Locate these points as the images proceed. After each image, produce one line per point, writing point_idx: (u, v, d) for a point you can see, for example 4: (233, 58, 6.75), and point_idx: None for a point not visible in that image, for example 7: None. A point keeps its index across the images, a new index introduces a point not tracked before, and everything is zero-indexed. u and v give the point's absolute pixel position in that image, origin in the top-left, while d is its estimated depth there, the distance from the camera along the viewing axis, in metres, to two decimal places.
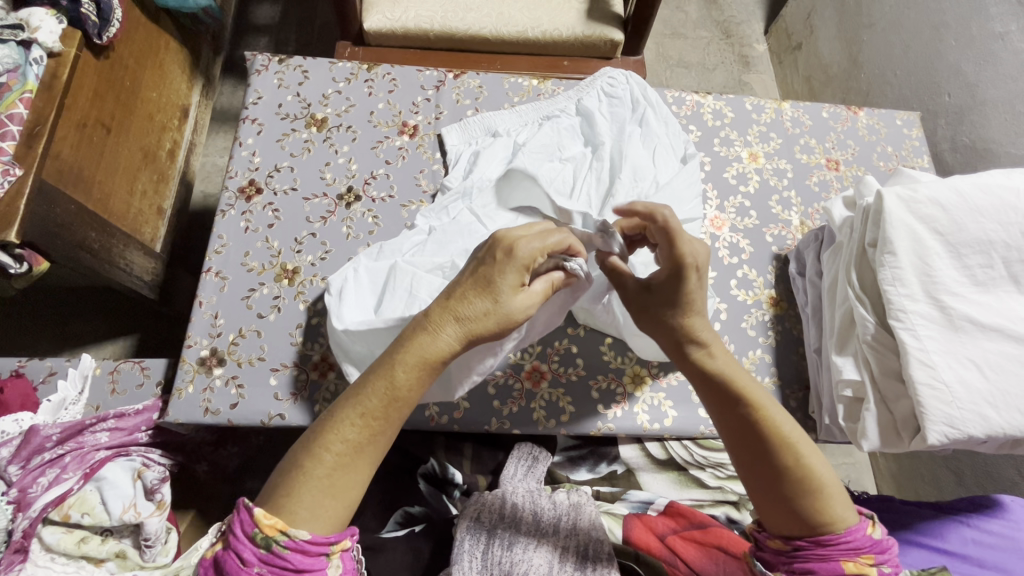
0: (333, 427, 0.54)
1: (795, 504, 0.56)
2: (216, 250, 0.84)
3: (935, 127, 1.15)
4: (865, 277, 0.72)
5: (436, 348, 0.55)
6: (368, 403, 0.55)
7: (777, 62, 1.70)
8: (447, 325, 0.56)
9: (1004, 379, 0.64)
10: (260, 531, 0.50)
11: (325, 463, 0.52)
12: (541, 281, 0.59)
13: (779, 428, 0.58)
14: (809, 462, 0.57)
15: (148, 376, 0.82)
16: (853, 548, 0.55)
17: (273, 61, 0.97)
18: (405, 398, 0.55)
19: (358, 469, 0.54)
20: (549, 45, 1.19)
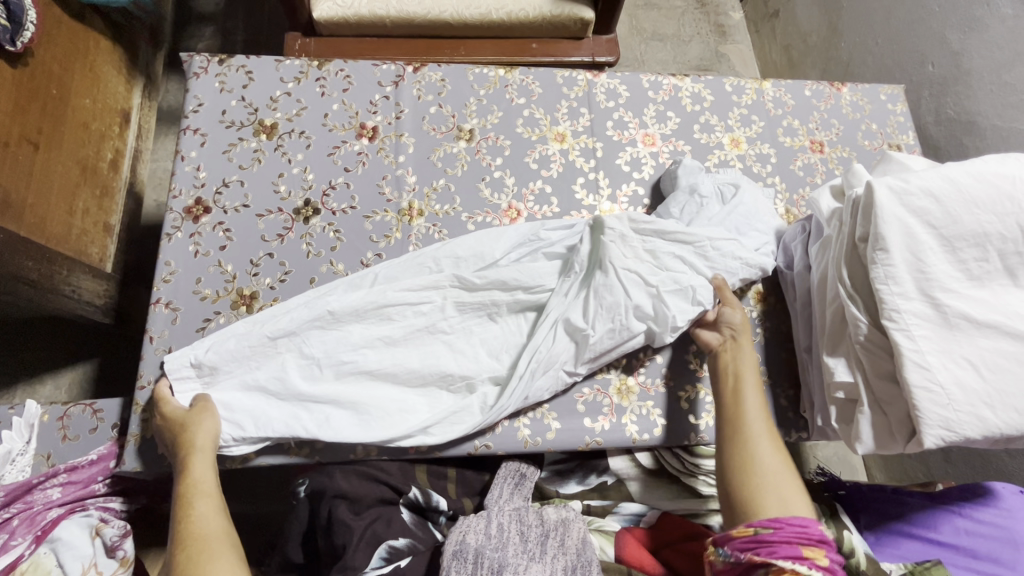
0: (198, 531, 0.58)
1: (749, 488, 0.60)
2: (164, 278, 0.76)
3: (919, 98, 1.11)
4: (854, 278, 0.69)
5: (199, 524, 0.59)
6: (209, 492, 0.62)
7: (754, 30, 1.63)
8: (204, 469, 0.64)
9: (1000, 378, 0.62)
10: None
11: (209, 531, 0.59)
12: (207, 473, 0.64)
13: (757, 439, 0.63)
14: (779, 484, 0.60)
15: (102, 420, 0.75)
16: (805, 535, 0.54)
17: (212, 61, 0.88)
18: (212, 535, 0.58)
19: (222, 551, 0.57)
20: (515, 26, 1.11)
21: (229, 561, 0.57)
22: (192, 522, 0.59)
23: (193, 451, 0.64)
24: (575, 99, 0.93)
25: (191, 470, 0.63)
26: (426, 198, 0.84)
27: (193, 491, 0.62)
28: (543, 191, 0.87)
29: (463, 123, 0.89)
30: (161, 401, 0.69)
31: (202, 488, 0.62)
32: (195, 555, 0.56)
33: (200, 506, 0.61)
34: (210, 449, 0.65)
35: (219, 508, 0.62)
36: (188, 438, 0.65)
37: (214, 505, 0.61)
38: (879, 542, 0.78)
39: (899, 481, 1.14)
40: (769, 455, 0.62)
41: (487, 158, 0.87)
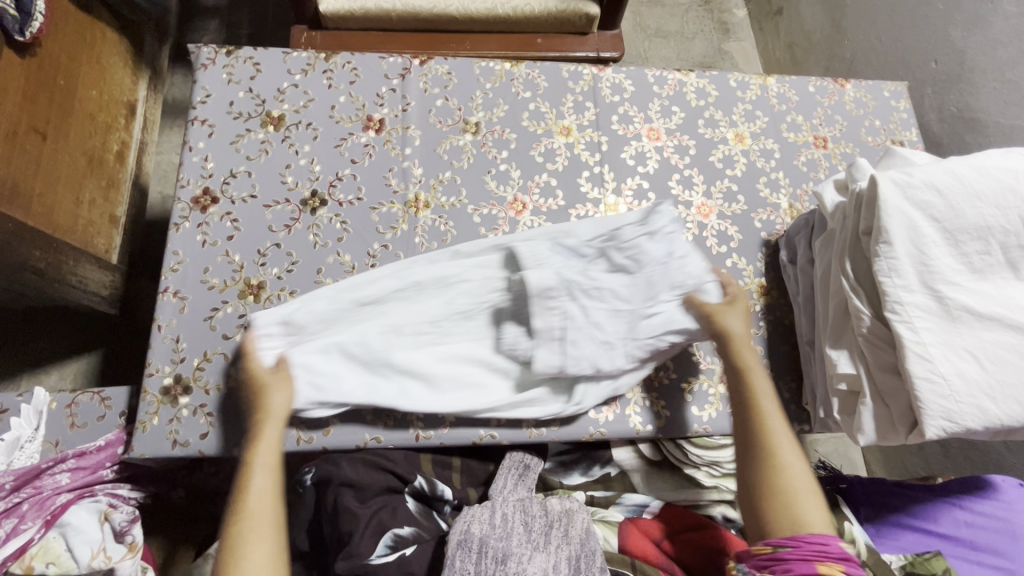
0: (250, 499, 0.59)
1: (778, 515, 0.60)
2: (171, 267, 0.77)
3: (922, 95, 1.11)
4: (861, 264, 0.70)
5: (256, 489, 0.60)
6: (272, 457, 0.63)
7: (757, 28, 1.64)
8: (274, 436, 0.65)
9: (1001, 369, 0.62)
10: None
11: (266, 500, 0.59)
12: (277, 439, 0.65)
13: (782, 462, 0.62)
14: (802, 501, 0.60)
15: (110, 407, 0.76)
16: (823, 552, 0.56)
17: (219, 53, 0.88)
18: (267, 505, 0.59)
19: (270, 526, 0.58)
20: (520, 21, 1.12)
21: (274, 539, 0.57)
22: (254, 483, 0.60)
23: (267, 418, 0.65)
24: (581, 93, 0.93)
25: (262, 434, 0.64)
26: (432, 190, 0.85)
27: (260, 454, 0.63)
28: (548, 184, 0.87)
29: (469, 116, 0.89)
30: (246, 356, 0.70)
31: (266, 456, 0.63)
32: (249, 522, 0.57)
33: (257, 474, 0.61)
34: (281, 417, 0.66)
35: (279, 478, 0.62)
36: (266, 401, 0.67)
37: (277, 472, 0.62)
38: (879, 533, 0.79)
39: (898, 476, 1.15)
40: (793, 477, 0.61)
41: (493, 151, 0.88)
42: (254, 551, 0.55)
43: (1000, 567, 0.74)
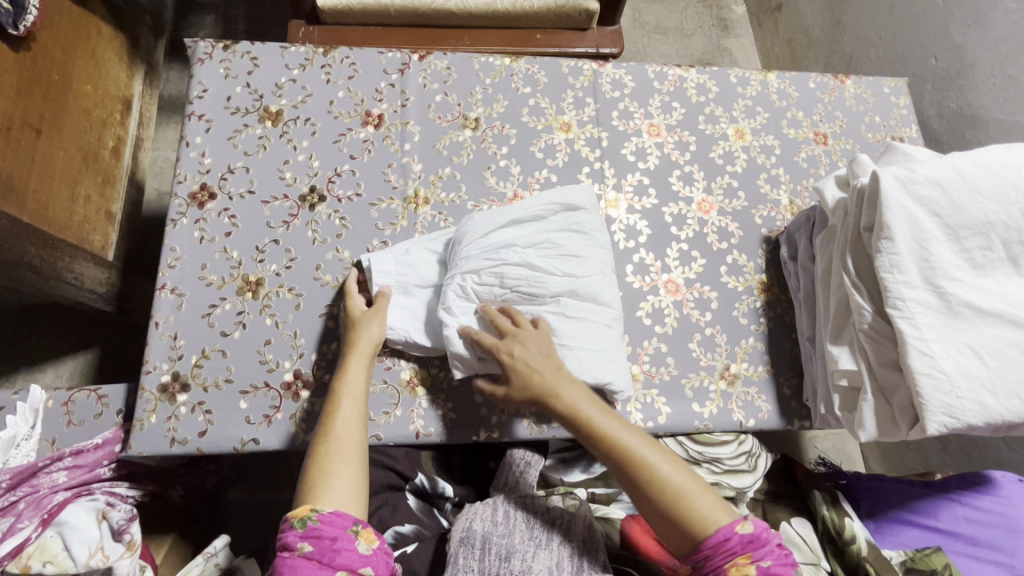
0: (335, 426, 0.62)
1: (676, 519, 0.58)
2: (169, 263, 0.76)
3: (921, 92, 1.11)
4: (484, 316, 0.72)
5: (338, 421, 0.62)
6: (349, 391, 0.65)
7: (756, 24, 1.64)
8: (353, 368, 0.68)
9: (1003, 365, 0.62)
10: (294, 516, 0.53)
11: (344, 433, 0.61)
12: (358, 373, 0.68)
13: (655, 474, 0.60)
14: (695, 500, 0.58)
15: (107, 405, 0.75)
16: (729, 552, 0.55)
17: (216, 47, 0.87)
18: (346, 435, 0.61)
19: (350, 455, 0.59)
20: (520, 17, 1.11)
21: (353, 467, 0.58)
22: (336, 415, 0.63)
23: (354, 352, 0.69)
24: (581, 88, 0.93)
25: (348, 368, 0.68)
26: (431, 186, 0.84)
27: (339, 389, 0.66)
28: (548, 180, 0.87)
29: (468, 112, 0.89)
30: (346, 296, 0.74)
31: (353, 389, 0.66)
32: (332, 450, 0.59)
33: (346, 403, 0.64)
34: (366, 354, 0.69)
35: (360, 412, 0.64)
36: (354, 337, 0.70)
37: (353, 407, 0.64)
38: (879, 529, 0.79)
39: (896, 472, 1.16)
40: (670, 481, 0.59)
41: (493, 147, 0.87)
42: (336, 475, 0.57)
43: (1000, 563, 0.73)
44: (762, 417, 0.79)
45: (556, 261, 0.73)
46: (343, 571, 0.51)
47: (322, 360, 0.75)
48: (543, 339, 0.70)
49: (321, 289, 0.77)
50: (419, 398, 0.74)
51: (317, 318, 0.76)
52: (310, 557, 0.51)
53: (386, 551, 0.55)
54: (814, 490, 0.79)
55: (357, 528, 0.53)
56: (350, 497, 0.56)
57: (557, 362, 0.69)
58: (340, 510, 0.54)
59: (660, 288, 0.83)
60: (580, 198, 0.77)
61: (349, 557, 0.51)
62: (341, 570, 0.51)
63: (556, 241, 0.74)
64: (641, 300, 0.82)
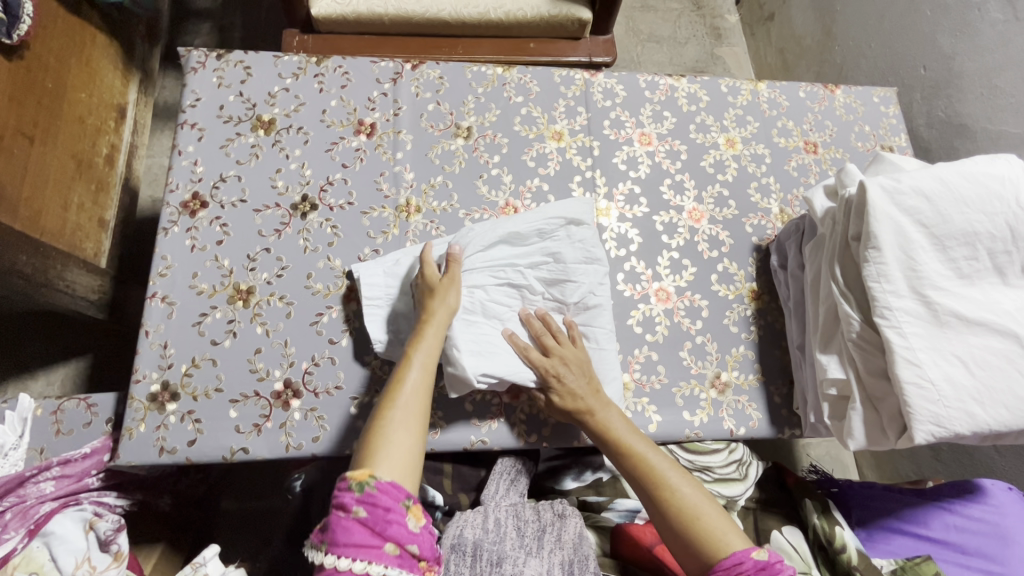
0: (401, 393, 0.62)
1: (687, 538, 0.59)
2: (160, 272, 0.76)
3: (911, 101, 1.12)
4: (530, 330, 0.73)
5: (405, 389, 0.62)
6: (421, 358, 0.65)
7: (749, 33, 1.65)
8: (430, 331, 0.67)
9: (989, 374, 0.63)
10: (354, 479, 0.52)
11: (409, 401, 0.61)
12: (433, 337, 0.67)
13: (670, 492, 0.62)
14: (707, 524, 0.59)
15: (97, 414, 0.75)
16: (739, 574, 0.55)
17: (209, 56, 0.87)
18: (411, 405, 0.61)
19: (412, 424, 0.59)
20: (513, 26, 1.12)
21: (411, 437, 0.58)
22: (404, 381, 0.63)
23: (433, 316, 0.68)
24: (573, 97, 0.93)
25: (428, 332, 0.67)
26: (423, 195, 0.85)
27: (411, 354, 0.65)
28: (540, 189, 0.87)
29: (460, 121, 0.89)
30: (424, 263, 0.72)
31: (424, 355, 0.65)
32: (398, 416, 0.59)
33: (414, 371, 0.64)
34: (447, 319, 0.68)
35: (429, 379, 0.64)
36: (434, 302, 0.69)
37: (422, 375, 0.64)
38: (870, 537, 0.79)
39: (889, 480, 1.16)
40: (686, 500, 0.61)
41: (484, 156, 0.88)
42: (395, 441, 0.57)
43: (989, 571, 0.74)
44: (753, 425, 0.79)
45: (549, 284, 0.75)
46: (392, 544, 0.51)
47: (313, 368, 0.75)
48: (581, 358, 0.72)
49: (312, 297, 0.78)
50: None
51: (308, 326, 0.76)
52: (364, 524, 0.51)
53: (432, 532, 0.55)
54: (805, 498, 0.79)
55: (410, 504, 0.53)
56: (405, 467, 0.56)
57: (594, 383, 0.71)
58: (395, 482, 0.54)
59: (650, 296, 0.83)
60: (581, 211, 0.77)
61: (399, 530, 0.51)
62: (391, 543, 0.51)
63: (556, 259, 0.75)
64: (632, 308, 0.82)
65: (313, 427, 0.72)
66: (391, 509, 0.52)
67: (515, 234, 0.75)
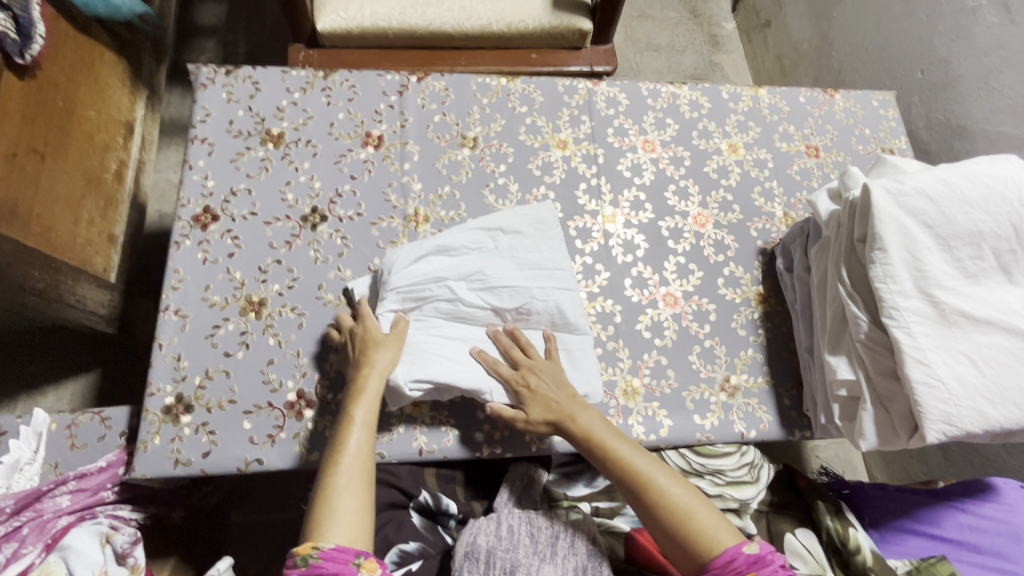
0: (342, 454, 0.63)
1: (682, 540, 0.61)
2: (172, 285, 0.77)
3: (909, 104, 1.13)
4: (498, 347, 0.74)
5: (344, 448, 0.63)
6: (360, 414, 0.66)
7: (746, 40, 1.67)
8: (367, 384, 0.67)
9: (998, 372, 0.63)
10: (297, 554, 0.55)
11: (345, 462, 0.62)
12: (369, 393, 0.67)
13: (664, 500, 0.63)
14: (699, 520, 0.61)
15: (110, 428, 0.76)
16: (733, 571, 0.58)
17: (218, 73, 0.89)
18: (352, 465, 0.62)
19: (358, 486, 0.61)
20: (515, 37, 1.14)
21: (357, 500, 0.60)
22: (341, 443, 0.64)
23: (369, 367, 0.68)
24: (576, 106, 0.95)
25: (362, 386, 0.67)
26: (431, 205, 0.86)
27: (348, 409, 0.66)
28: (546, 197, 0.88)
29: (466, 131, 0.91)
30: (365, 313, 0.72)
31: (361, 412, 0.66)
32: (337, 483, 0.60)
33: (355, 431, 0.64)
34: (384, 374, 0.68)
35: (368, 435, 0.65)
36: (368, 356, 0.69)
37: (358, 430, 0.65)
38: (884, 539, 0.79)
39: (900, 481, 1.16)
40: (677, 502, 0.62)
41: (491, 165, 0.89)
42: (338, 507, 0.58)
43: (1004, 570, 0.74)
44: (763, 428, 0.79)
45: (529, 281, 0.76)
46: None
47: (325, 379, 0.75)
48: (555, 369, 0.73)
49: (324, 308, 0.78)
50: (423, 415, 0.74)
51: (320, 337, 0.77)
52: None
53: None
54: (817, 500, 0.79)
55: (355, 558, 0.55)
56: (353, 532, 0.58)
57: (569, 390, 0.72)
58: (341, 546, 0.56)
59: (658, 301, 0.84)
60: (516, 223, 0.79)
61: None
62: None
63: (484, 269, 0.75)
64: (640, 313, 0.83)
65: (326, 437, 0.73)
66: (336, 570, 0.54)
67: (443, 245, 0.76)
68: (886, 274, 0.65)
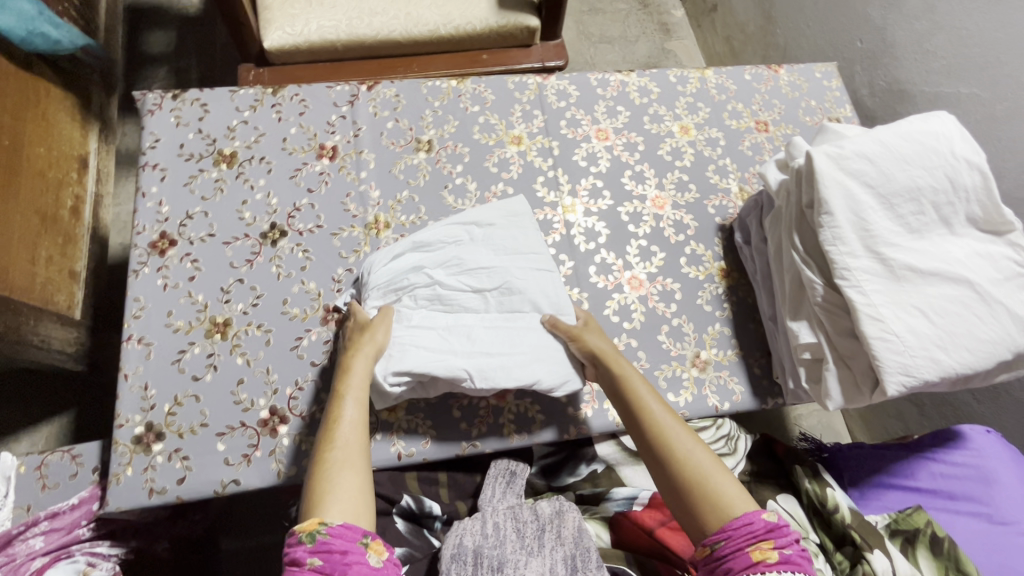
0: (337, 433, 0.62)
1: (695, 503, 0.60)
2: (133, 314, 0.76)
3: (852, 74, 1.17)
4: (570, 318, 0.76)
5: (337, 427, 0.63)
6: (352, 393, 0.65)
7: (696, 25, 1.70)
8: (357, 364, 0.67)
9: (949, 321, 0.65)
10: (303, 531, 0.54)
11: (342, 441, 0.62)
12: (358, 373, 0.67)
13: (681, 460, 0.62)
14: (716, 485, 0.60)
15: (81, 465, 0.74)
16: (752, 535, 0.56)
17: (165, 98, 0.88)
18: (348, 443, 0.62)
19: (353, 462, 0.61)
20: (464, 40, 1.15)
21: (353, 475, 0.59)
22: (337, 423, 0.63)
23: (356, 351, 0.68)
24: (527, 102, 0.96)
25: (352, 368, 0.67)
26: (391, 211, 0.86)
27: (344, 389, 0.66)
28: (505, 193, 0.89)
29: (421, 135, 0.91)
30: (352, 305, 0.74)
31: (355, 392, 0.66)
32: (333, 461, 0.60)
33: (347, 408, 0.64)
34: (370, 356, 0.69)
35: (363, 414, 0.65)
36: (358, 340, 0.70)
37: (353, 410, 0.64)
38: (863, 496, 0.81)
39: (881, 440, 1.18)
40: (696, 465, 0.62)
41: (447, 166, 0.89)
42: (335, 484, 0.58)
43: (978, 513, 0.76)
44: (736, 399, 0.81)
45: (507, 267, 0.77)
46: None
47: (297, 393, 0.75)
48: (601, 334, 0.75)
49: (290, 322, 0.78)
50: (399, 420, 0.74)
51: (288, 352, 0.76)
52: (320, 571, 0.52)
53: (396, 563, 0.56)
54: (795, 465, 0.80)
55: (364, 536, 0.55)
56: (352, 509, 0.57)
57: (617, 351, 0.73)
58: (346, 523, 0.56)
59: (623, 285, 0.85)
60: (491, 216, 0.81)
61: (359, 569, 0.53)
62: None
63: (461, 257, 0.77)
64: (607, 298, 0.84)
65: (303, 451, 0.72)
66: (346, 546, 0.53)
67: (419, 241, 0.79)
68: (834, 237, 0.67)
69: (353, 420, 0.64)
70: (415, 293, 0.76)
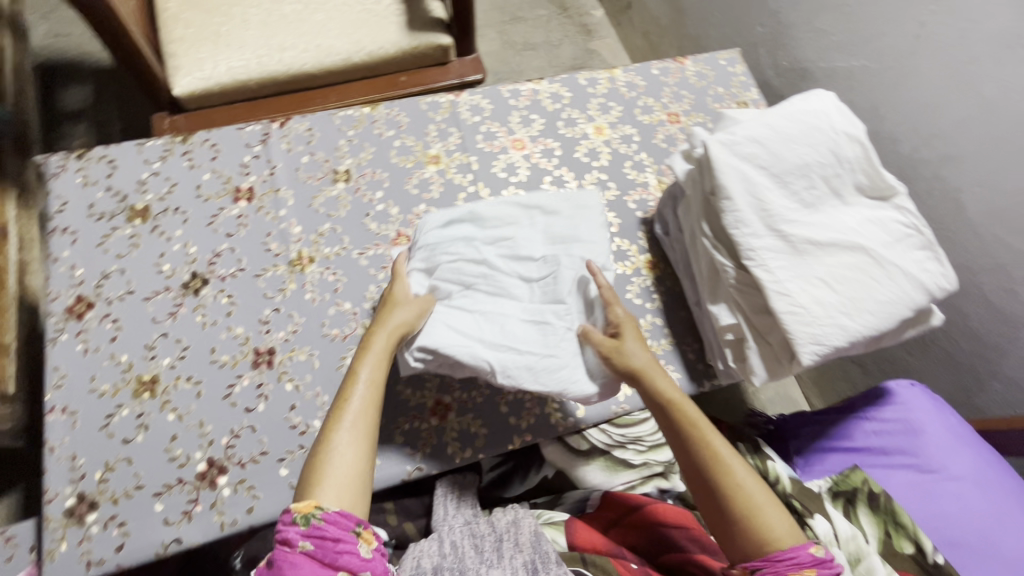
0: (348, 409, 0.60)
1: (741, 527, 0.58)
2: (54, 384, 0.74)
3: (758, 56, 1.21)
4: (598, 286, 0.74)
5: (346, 403, 0.61)
6: (367, 369, 0.63)
7: (615, 23, 1.75)
8: (380, 337, 0.66)
9: (849, 288, 0.68)
10: (299, 513, 0.52)
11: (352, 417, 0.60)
12: (382, 339, 0.66)
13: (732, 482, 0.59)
14: (767, 517, 0.58)
15: (17, 545, 0.72)
16: (797, 565, 0.55)
17: (70, 159, 0.87)
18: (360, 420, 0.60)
19: (363, 441, 0.59)
20: (378, 65, 1.16)
21: (357, 454, 0.58)
22: (348, 396, 0.61)
23: (380, 328, 0.66)
24: (442, 120, 0.97)
25: (373, 339, 0.66)
26: (314, 245, 0.86)
27: (355, 370, 0.63)
28: (428, 213, 0.90)
29: (338, 166, 0.91)
30: (397, 276, 0.73)
31: (371, 367, 0.63)
32: (332, 438, 0.58)
33: (359, 383, 0.62)
34: (397, 329, 0.66)
35: (378, 387, 0.63)
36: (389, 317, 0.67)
37: (370, 383, 0.62)
38: (807, 463, 0.85)
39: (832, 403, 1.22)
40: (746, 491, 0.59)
41: (367, 194, 0.90)
42: (338, 461, 0.57)
43: (910, 466, 0.79)
44: None
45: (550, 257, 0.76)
46: (345, 572, 0.50)
47: (234, 441, 0.73)
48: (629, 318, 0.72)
49: (219, 370, 0.77)
50: None
51: (221, 401, 0.75)
52: (312, 556, 0.50)
53: (385, 553, 0.55)
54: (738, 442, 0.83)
55: (358, 525, 0.53)
56: (351, 495, 0.56)
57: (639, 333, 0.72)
58: (343, 510, 0.54)
59: None
60: (553, 202, 0.80)
61: (350, 559, 0.51)
62: (342, 572, 0.51)
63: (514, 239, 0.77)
64: None
65: (245, 499, 0.71)
66: (340, 536, 0.52)
67: (476, 213, 0.78)
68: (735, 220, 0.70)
69: (364, 397, 0.61)
70: (462, 266, 0.74)
